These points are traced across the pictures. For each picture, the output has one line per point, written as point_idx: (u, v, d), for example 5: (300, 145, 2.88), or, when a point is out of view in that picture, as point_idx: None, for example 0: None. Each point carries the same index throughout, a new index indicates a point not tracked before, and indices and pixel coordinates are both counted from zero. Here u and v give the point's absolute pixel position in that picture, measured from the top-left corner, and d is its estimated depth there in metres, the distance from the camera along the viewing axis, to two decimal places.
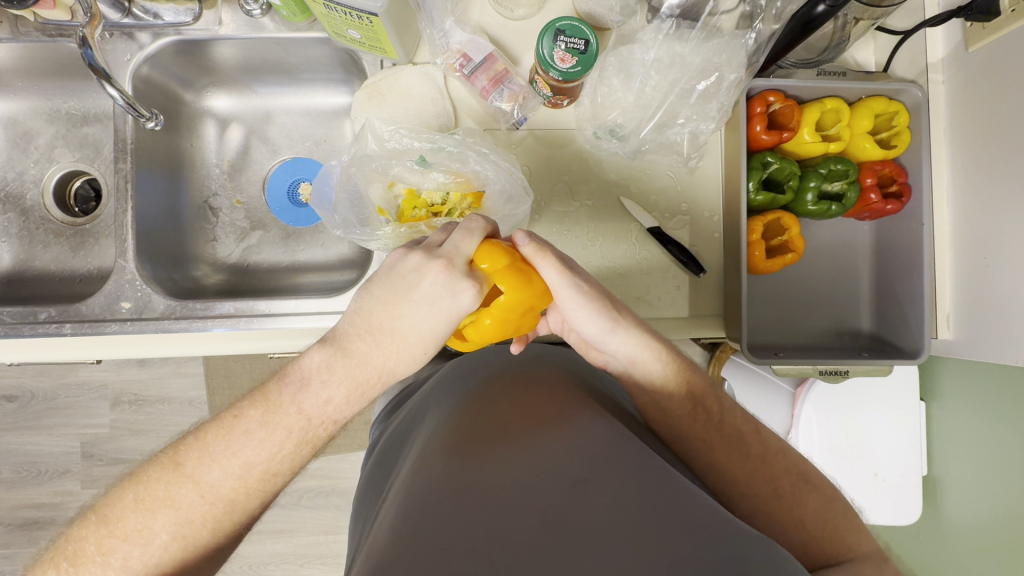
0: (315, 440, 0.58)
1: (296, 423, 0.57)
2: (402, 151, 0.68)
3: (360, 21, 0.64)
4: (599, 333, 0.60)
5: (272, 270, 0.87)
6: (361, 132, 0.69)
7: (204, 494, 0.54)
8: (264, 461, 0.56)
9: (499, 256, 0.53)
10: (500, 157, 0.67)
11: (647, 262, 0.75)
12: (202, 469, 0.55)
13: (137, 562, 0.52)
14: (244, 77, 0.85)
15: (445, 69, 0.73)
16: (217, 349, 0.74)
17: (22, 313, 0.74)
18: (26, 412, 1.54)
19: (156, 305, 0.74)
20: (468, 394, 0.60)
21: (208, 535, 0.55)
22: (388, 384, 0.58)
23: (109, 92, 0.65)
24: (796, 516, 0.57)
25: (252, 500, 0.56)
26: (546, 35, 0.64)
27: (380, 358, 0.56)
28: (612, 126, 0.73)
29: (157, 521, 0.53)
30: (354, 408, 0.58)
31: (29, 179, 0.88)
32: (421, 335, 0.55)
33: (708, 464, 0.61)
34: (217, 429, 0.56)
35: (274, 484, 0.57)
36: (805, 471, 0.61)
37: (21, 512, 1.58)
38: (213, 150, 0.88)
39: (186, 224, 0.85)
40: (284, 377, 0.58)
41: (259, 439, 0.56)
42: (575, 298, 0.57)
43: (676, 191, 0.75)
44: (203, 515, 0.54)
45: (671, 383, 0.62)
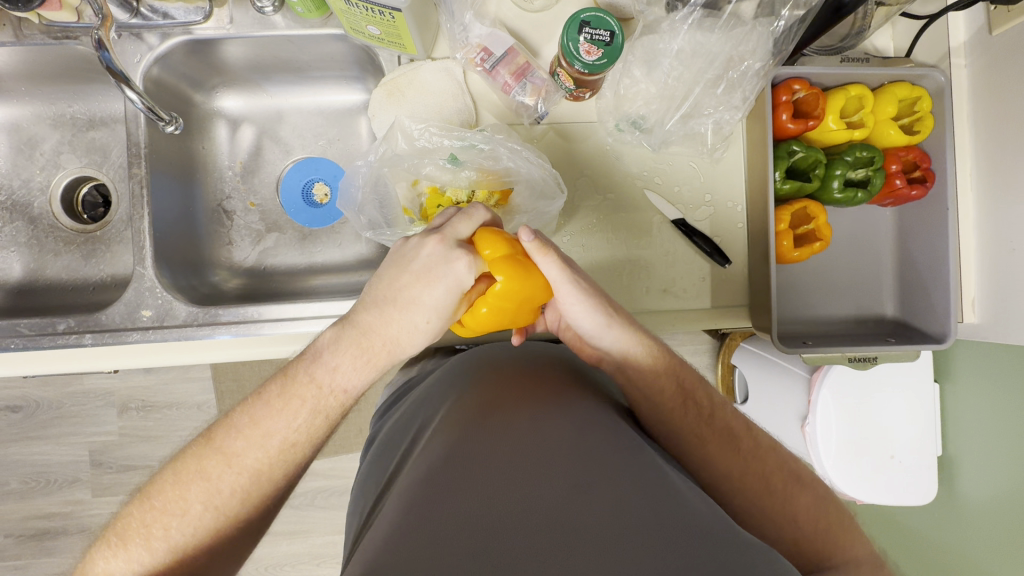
0: (332, 412, 0.57)
1: (312, 393, 0.56)
2: (432, 149, 0.67)
3: (382, 17, 0.63)
4: (595, 328, 0.61)
5: (289, 273, 0.85)
6: (389, 132, 0.68)
7: (231, 464, 0.54)
8: (285, 431, 0.55)
9: (501, 245, 0.53)
10: (529, 153, 0.66)
11: (672, 254, 0.74)
12: (228, 440, 0.54)
13: (176, 533, 0.52)
14: (254, 76, 0.83)
15: (465, 63, 0.72)
16: (234, 356, 0.73)
17: (40, 324, 0.72)
18: (30, 422, 1.52)
19: (177, 312, 0.73)
20: (470, 379, 0.59)
21: (239, 506, 0.54)
22: (396, 356, 0.57)
23: (128, 96, 0.64)
24: (787, 516, 0.56)
25: (277, 470, 0.55)
26: (571, 27, 0.62)
27: (383, 328, 0.55)
28: (635, 118, 0.73)
29: (190, 493, 0.53)
30: (364, 378, 0.57)
31: (36, 186, 0.85)
32: (422, 303, 0.54)
33: (699, 460, 0.59)
34: (242, 405, 0.56)
35: (297, 456, 0.56)
36: (795, 469, 0.60)
37: (32, 523, 1.56)
38: (224, 152, 0.86)
39: (201, 228, 0.83)
40: (302, 355, 0.57)
41: (279, 409, 0.55)
42: (574, 292, 0.58)
43: (700, 182, 0.75)
44: (232, 485, 0.54)
45: (662, 378, 0.61)
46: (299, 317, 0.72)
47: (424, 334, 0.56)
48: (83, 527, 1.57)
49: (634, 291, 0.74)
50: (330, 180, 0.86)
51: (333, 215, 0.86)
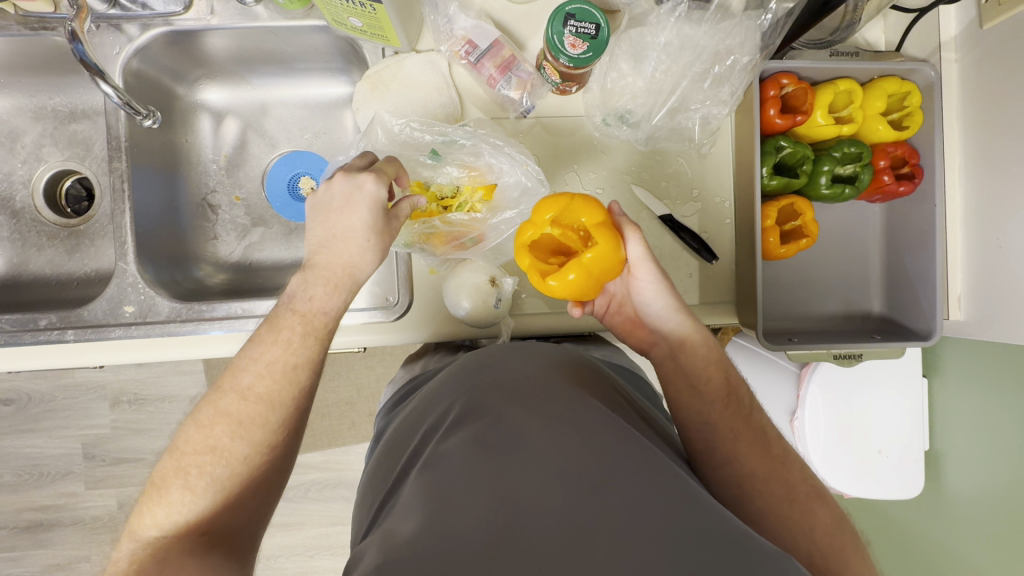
0: (328, 334, 0.60)
1: (309, 320, 0.59)
2: (412, 144, 0.67)
3: (360, 9, 0.62)
4: (662, 307, 0.66)
5: (275, 268, 0.85)
6: (369, 126, 0.67)
7: (246, 397, 0.56)
8: (284, 355, 0.57)
9: (592, 211, 0.59)
10: (513, 146, 0.65)
11: (659, 250, 0.74)
12: (237, 379, 0.56)
13: (212, 469, 0.54)
14: (238, 68, 0.82)
15: (450, 57, 0.71)
16: (217, 352, 0.72)
17: (21, 320, 0.72)
18: (23, 415, 1.55)
19: (161, 308, 0.73)
20: (483, 367, 0.58)
21: (264, 433, 0.56)
22: (358, 276, 0.60)
23: (103, 88, 0.63)
24: (805, 528, 0.56)
25: (289, 394, 0.57)
26: (556, 20, 0.62)
27: (334, 258, 0.59)
28: (622, 112, 0.72)
29: (217, 429, 0.55)
30: (339, 301, 0.60)
31: (17, 179, 0.84)
32: (354, 228, 0.58)
33: (727, 455, 0.61)
34: (240, 351, 0.59)
35: (302, 379, 0.58)
36: (818, 484, 0.61)
37: (27, 515, 1.58)
38: (209, 145, 0.85)
39: (185, 223, 0.83)
40: (283, 302, 0.59)
41: (277, 343, 0.57)
42: (648, 268, 0.64)
43: (687, 177, 0.74)
44: (252, 415, 0.56)
45: (711, 368, 0.66)
46: None
47: (372, 252, 0.59)
48: (77, 519, 1.59)
49: None
50: (316, 173, 0.84)
51: None
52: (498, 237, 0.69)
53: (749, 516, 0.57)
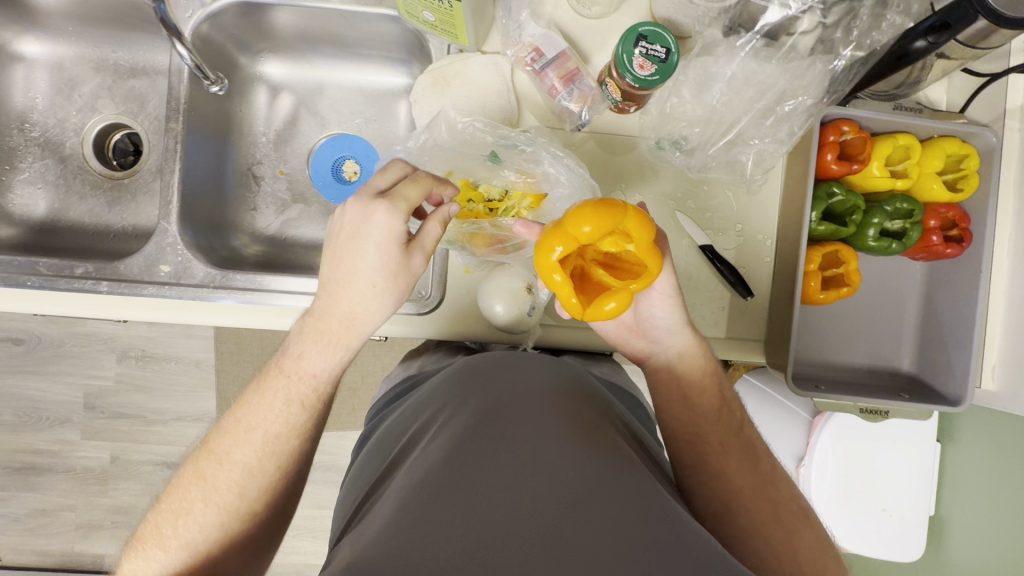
0: (317, 399, 0.61)
1: (302, 386, 0.60)
2: (471, 142, 0.67)
3: (435, 2, 0.63)
4: (671, 321, 0.64)
5: (308, 246, 0.85)
6: (433, 121, 0.68)
7: (224, 463, 0.58)
8: (266, 421, 0.59)
9: (646, 232, 0.52)
10: (570, 161, 0.65)
11: (694, 279, 0.74)
12: (220, 441, 0.59)
13: (184, 531, 0.56)
14: (300, 46, 0.83)
15: (513, 60, 0.72)
16: (235, 322, 0.72)
17: (58, 266, 0.72)
18: (31, 357, 1.56)
19: (196, 271, 0.73)
20: (477, 379, 0.58)
21: (238, 500, 0.57)
22: (356, 329, 0.60)
23: (178, 50, 0.65)
24: (782, 550, 0.58)
25: (268, 460, 0.59)
26: (627, 39, 0.62)
27: (334, 304, 0.59)
28: (676, 138, 0.73)
29: (192, 493, 0.57)
30: (329, 361, 0.60)
31: (70, 127, 0.85)
32: (359, 268, 0.57)
33: (715, 469, 0.62)
34: (229, 413, 0.61)
35: (281, 447, 0.59)
36: (803, 506, 0.62)
37: (20, 457, 1.59)
38: (261, 117, 0.86)
39: (228, 191, 0.83)
40: (280, 362, 0.61)
41: (265, 410, 0.59)
42: (670, 278, 0.62)
43: (732, 211, 0.74)
44: (228, 482, 0.57)
45: (707, 380, 0.65)
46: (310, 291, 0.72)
47: (377, 297, 0.58)
48: (68, 467, 1.60)
49: None
50: (360, 158, 0.85)
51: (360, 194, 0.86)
52: None
53: (731, 535, 0.58)
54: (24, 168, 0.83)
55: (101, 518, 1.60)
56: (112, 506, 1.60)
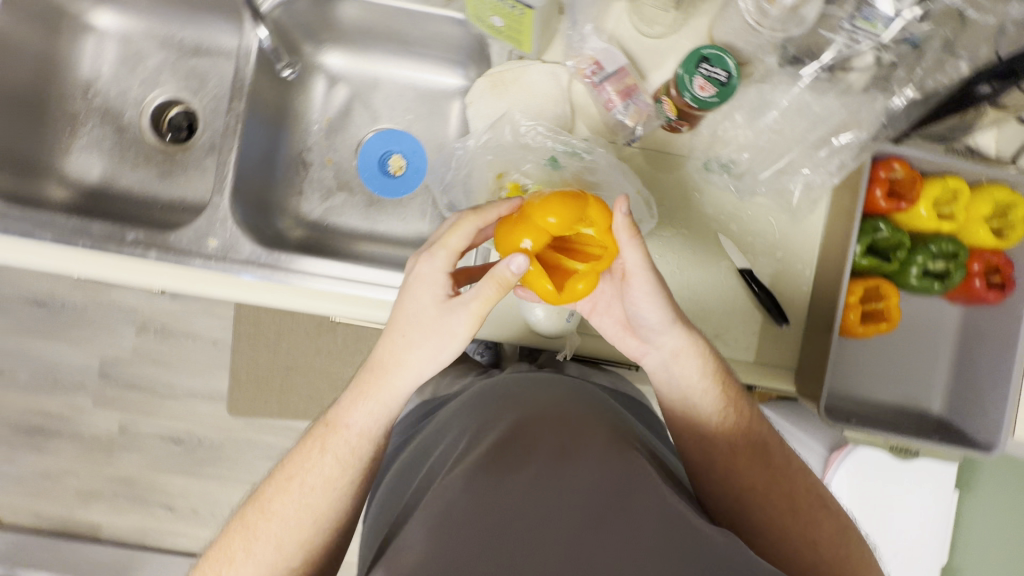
0: (355, 455, 0.60)
1: (340, 441, 0.60)
2: (535, 147, 0.70)
3: (506, 8, 0.64)
4: (658, 321, 0.60)
5: (348, 234, 0.86)
6: (498, 122, 0.72)
7: (265, 517, 0.59)
8: (306, 476, 0.60)
9: (604, 216, 0.54)
10: (626, 173, 0.68)
11: (730, 302, 0.75)
12: (265, 493, 0.61)
13: None
14: (362, 40, 0.85)
15: (572, 72, 0.74)
16: (257, 299, 0.70)
17: (111, 231, 0.74)
18: (53, 320, 1.58)
19: (243, 249, 0.74)
20: (501, 404, 0.60)
21: (276, 555, 0.58)
22: (387, 383, 0.58)
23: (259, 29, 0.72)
24: (798, 542, 0.58)
25: (304, 516, 0.59)
26: (690, 61, 0.64)
27: (373, 355, 0.59)
28: (726, 160, 0.73)
29: (237, 544, 0.59)
30: (367, 419, 0.60)
31: (130, 98, 0.87)
32: (400, 314, 0.57)
33: (726, 467, 0.62)
34: (277, 465, 0.63)
35: (318, 504, 0.60)
36: (822, 493, 0.63)
37: (30, 418, 1.60)
38: (317, 106, 0.88)
39: (278, 173, 0.85)
40: (326, 418, 0.61)
41: (304, 462, 0.60)
42: (645, 276, 0.57)
43: (774, 238, 0.75)
44: (268, 536, 0.59)
45: (716, 384, 0.62)
46: (348, 278, 0.73)
47: (409, 346, 0.56)
48: (77, 433, 1.61)
49: None
50: (408, 154, 0.87)
51: (405, 188, 0.87)
52: None
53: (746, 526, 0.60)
54: (83, 134, 0.85)
55: (102, 487, 1.61)
56: (115, 477, 1.61)
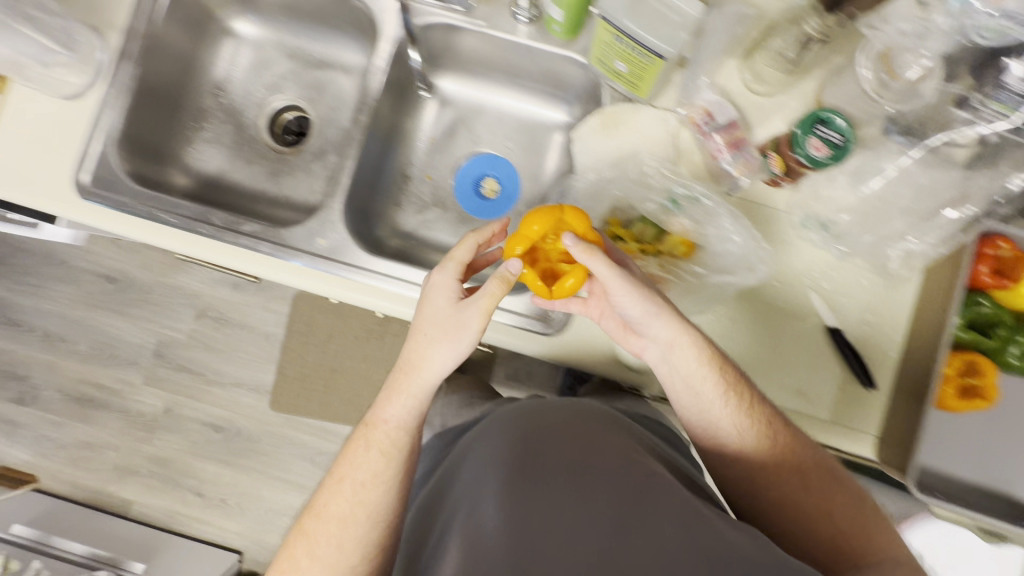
0: (396, 447, 0.61)
1: (380, 439, 0.61)
2: (653, 186, 0.73)
3: (635, 56, 0.67)
4: (646, 314, 0.61)
5: (439, 248, 0.89)
6: (624, 160, 0.75)
7: (322, 521, 0.60)
8: (358, 477, 0.61)
9: (582, 217, 0.62)
10: (737, 223, 0.71)
11: (816, 359, 0.75)
12: (321, 502, 0.61)
13: None
14: (476, 69, 0.90)
15: (681, 118, 0.77)
16: (367, 301, 0.76)
17: (229, 220, 0.77)
18: (120, 296, 1.65)
19: (349, 251, 0.78)
20: (522, 419, 0.61)
21: (339, 555, 0.59)
22: (416, 375, 0.61)
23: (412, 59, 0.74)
24: (814, 517, 0.60)
25: (362, 517, 0.60)
26: (809, 121, 0.67)
27: (405, 351, 0.62)
28: (825, 221, 0.75)
29: (299, 552, 0.60)
30: (406, 412, 0.61)
31: (254, 100, 0.94)
32: (421, 312, 0.62)
33: (736, 450, 0.63)
34: (327, 480, 0.63)
35: (370, 502, 0.60)
36: (833, 464, 0.63)
37: (83, 387, 1.65)
38: (424, 125, 0.93)
39: (383, 184, 0.89)
40: (364, 422, 0.62)
41: (352, 462, 0.61)
42: (623, 280, 0.60)
43: (864, 301, 0.76)
44: (326, 539, 0.59)
45: (716, 364, 0.61)
46: None
47: (430, 338, 0.60)
48: (123, 408, 1.66)
49: (769, 380, 0.75)
50: (503, 179, 0.91)
51: (496, 211, 0.90)
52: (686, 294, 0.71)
53: (764, 507, 0.62)
54: (207, 127, 0.91)
55: (138, 465, 1.64)
56: (152, 456, 1.64)
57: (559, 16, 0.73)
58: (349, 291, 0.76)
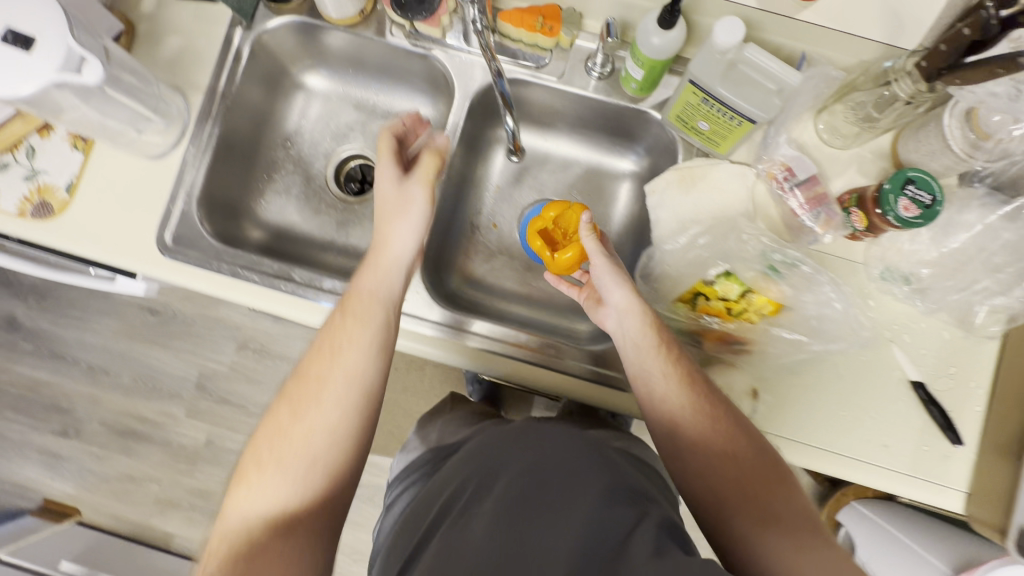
0: (347, 383, 0.63)
1: (364, 305, 0.67)
2: (748, 251, 0.73)
3: (723, 118, 0.68)
4: (611, 281, 0.71)
5: (508, 296, 0.91)
6: (713, 222, 0.76)
7: (286, 434, 0.61)
8: (326, 402, 0.62)
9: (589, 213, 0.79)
10: (826, 284, 0.72)
11: (899, 412, 0.75)
12: (276, 412, 0.63)
13: (251, 503, 0.59)
14: (542, 119, 0.91)
15: (759, 172, 0.77)
16: (451, 356, 0.78)
17: (308, 276, 0.79)
18: (161, 329, 1.67)
19: (432, 308, 0.79)
20: (517, 437, 0.65)
21: (298, 470, 0.60)
22: (379, 304, 0.67)
23: (505, 123, 0.70)
24: (694, 469, 0.63)
25: (323, 442, 0.61)
26: (898, 181, 0.67)
27: (369, 273, 0.69)
28: (906, 274, 0.75)
29: (254, 468, 0.60)
30: (372, 336, 0.65)
31: (321, 150, 0.95)
32: (389, 221, 0.72)
33: (687, 437, 0.63)
34: (280, 399, 0.65)
35: (330, 434, 0.62)
36: (782, 464, 0.62)
37: (124, 420, 1.66)
38: (491, 174, 0.94)
39: (452, 233, 0.90)
40: (341, 302, 0.68)
41: (307, 389, 0.63)
42: (599, 250, 0.72)
43: (946, 353, 0.75)
44: (279, 449, 0.60)
45: (652, 333, 0.67)
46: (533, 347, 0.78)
47: (413, 237, 0.72)
48: (164, 441, 1.66)
49: (855, 435, 0.74)
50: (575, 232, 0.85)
51: None
52: (774, 350, 0.73)
53: (709, 500, 0.61)
54: (278, 179, 0.93)
55: (180, 498, 1.65)
56: (194, 489, 1.64)
57: (638, 76, 0.74)
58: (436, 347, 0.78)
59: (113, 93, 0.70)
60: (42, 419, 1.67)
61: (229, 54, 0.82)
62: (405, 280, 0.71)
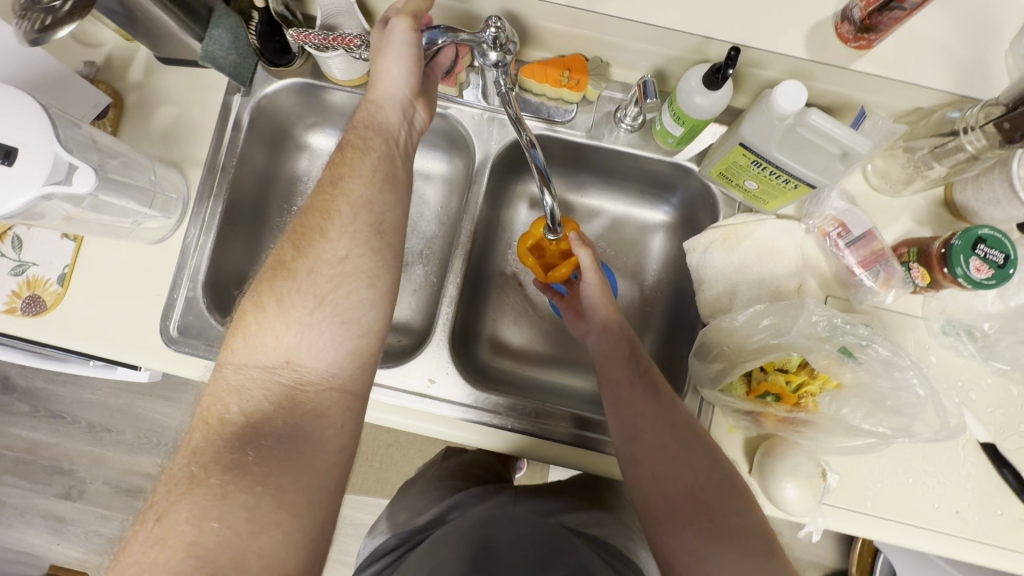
0: (371, 225, 0.56)
1: (360, 138, 0.60)
2: (819, 334, 0.64)
3: (776, 180, 0.63)
4: (593, 288, 0.69)
5: (538, 360, 0.86)
6: (764, 290, 0.71)
7: (285, 322, 0.53)
8: (338, 247, 0.55)
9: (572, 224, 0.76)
10: (906, 362, 0.62)
11: (971, 475, 0.69)
12: (269, 297, 0.54)
13: (238, 410, 0.49)
14: (565, 168, 0.85)
15: (809, 227, 0.73)
16: (485, 441, 0.72)
17: None
18: (165, 381, 1.60)
19: (467, 390, 0.73)
20: (476, 532, 0.68)
21: (307, 357, 0.52)
22: (383, 161, 0.59)
23: (545, 197, 0.64)
24: (647, 478, 0.60)
25: (340, 292, 0.54)
26: (969, 240, 0.61)
27: (371, 111, 0.62)
28: (968, 326, 0.70)
29: (237, 389, 0.50)
30: (377, 175, 0.58)
31: None
32: (394, 47, 0.60)
33: (643, 442, 0.61)
34: (269, 286, 0.55)
35: (355, 267, 0.55)
36: (736, 480, 0.59)
37: (130, 478, 1.59)
38: (518, 229, 0.89)
39: (477, 296, 0.85)
40: (341, 140, 0.60)
41: (323, 239, 0.55)
42: (590, 265, 0.69)
43: (1017, 409, 0.70)
44: (283, 339, 0.52)
45: (616, 337, 0.67)
46: (577, 429, 0.72)
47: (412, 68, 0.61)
48: None
49: (923, 503, 0.68)
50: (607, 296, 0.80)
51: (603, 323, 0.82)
52: (849, 435, 0.64)
53: (665, 515, 0.59)
54: None
55: None
56: None
57: (677, 132, 0.68)
58: (469, 434, 0.72)
59: (107, 198, 0.64)
60: (43, 482, 1.60)
61: (227, 123, 0.75)
62: (404, 116, 0.63)
